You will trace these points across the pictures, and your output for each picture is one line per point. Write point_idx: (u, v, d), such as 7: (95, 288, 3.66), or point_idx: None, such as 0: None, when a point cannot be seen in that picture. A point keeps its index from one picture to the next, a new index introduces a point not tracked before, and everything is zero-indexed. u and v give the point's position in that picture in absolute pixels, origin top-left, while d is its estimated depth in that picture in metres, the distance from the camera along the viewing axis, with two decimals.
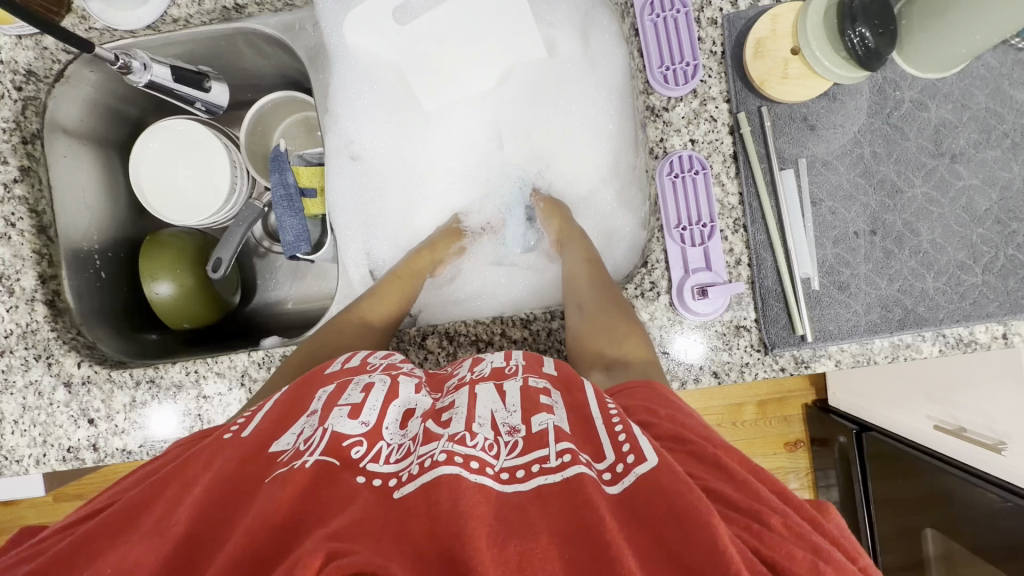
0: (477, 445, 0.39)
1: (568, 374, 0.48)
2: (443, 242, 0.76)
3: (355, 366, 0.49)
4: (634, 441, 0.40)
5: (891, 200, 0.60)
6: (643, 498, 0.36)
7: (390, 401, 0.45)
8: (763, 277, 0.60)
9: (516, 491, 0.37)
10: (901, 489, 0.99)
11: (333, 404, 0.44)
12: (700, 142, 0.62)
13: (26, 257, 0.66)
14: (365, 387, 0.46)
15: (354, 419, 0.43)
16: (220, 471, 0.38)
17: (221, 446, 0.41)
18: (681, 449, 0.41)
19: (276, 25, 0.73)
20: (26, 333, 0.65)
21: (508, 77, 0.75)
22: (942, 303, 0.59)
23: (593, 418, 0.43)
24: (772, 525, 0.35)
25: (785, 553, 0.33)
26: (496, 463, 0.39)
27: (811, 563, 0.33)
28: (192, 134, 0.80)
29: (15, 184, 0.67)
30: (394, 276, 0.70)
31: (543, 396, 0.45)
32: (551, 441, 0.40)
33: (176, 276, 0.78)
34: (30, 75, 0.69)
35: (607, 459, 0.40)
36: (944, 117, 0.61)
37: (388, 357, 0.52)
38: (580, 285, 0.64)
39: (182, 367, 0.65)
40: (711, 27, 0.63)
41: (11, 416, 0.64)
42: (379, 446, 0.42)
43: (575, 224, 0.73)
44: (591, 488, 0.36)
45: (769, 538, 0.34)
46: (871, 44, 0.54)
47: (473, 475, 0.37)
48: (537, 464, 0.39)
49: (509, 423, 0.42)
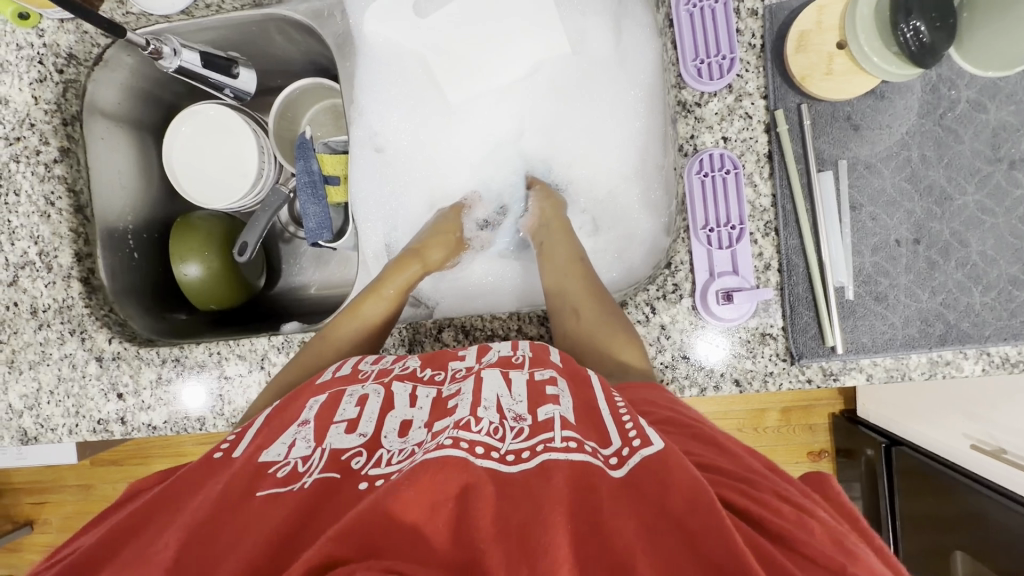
0: (482, 429, 0.40)
1: (575, 368, 0.48)
2: (436, 242, 0.72)
3: (346, 374, 0.51)
4: (641, 429, 0.40)
5: (939, 208, 0.57)
6: (642, 473, 0.37)
7: (387, 411, 0.46)
8: (793, 283, 0.57)
9: (520, 470, 0.38)
10: (931, 507, 0.94)
11: (327, 422, 0.45)
12: (732, 140, 0.59)
13: (63, 236, 0.69)
14: (360, 399, 0.47)
15: (352, 434, 0.44)
16: (207, 496, 0.39)
17: (216, 465, 0.42)
18: (686, 433, 0.43)
19: (304, 12, 0.73)
20: (62, 308, 0.68)
21: (537, 68, 0.73)
22: (989, 319, 0.55)
23: (600, 408, 0.43)
24: (762, 489, 0.37)
25: (772, 509, 0.35)
26: (502, 446, 0.39)
27: (798, 516, 0.35)
28: (223, 119, 0.81)
29: (55, 164, 0.69)
30: (380, 282, 0.66)
31: (549, 387, 0.45)
32: (557, 426, 0.41)
33: (204, 259, 0.80)
34: (71, 58, 0.70)
35: (612, 445, 0.40)
36: (1005, 120, 0.56)
37: (379, 362, 0.53)
38: (569, 284, 0.63)
39: (206, 348, 0.66)
40: (750, 18, 0.59)
41: (47, 387, 0.67)
42: (379, 454, 0.42)
43: (560, 213, 0.72)
44: (596, 474, 0.37)
45: (762, 497, 0.36)
46: (925, 38, 0.52)
47: (479, 460, 0.38)
48: (542, 444, 0.39)
49: (515, 410, 0.43)
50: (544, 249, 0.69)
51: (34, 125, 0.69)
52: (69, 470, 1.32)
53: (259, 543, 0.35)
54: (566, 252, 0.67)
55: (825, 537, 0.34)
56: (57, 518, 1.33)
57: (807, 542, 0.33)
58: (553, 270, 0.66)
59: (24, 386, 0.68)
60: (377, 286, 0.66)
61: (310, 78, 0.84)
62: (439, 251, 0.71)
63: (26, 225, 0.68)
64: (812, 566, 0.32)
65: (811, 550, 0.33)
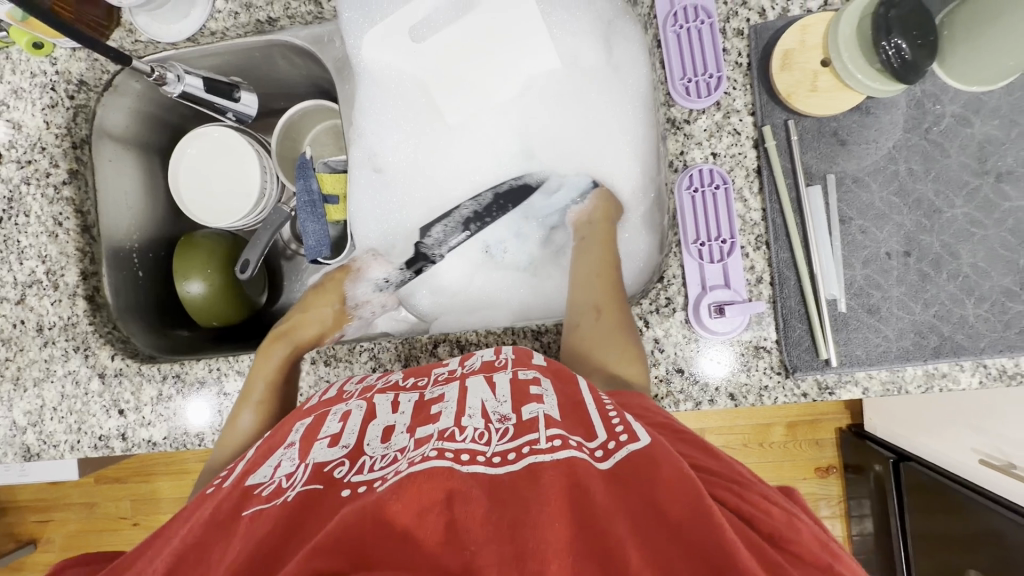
0: (467, 437, 0.41)
1: (557, 367, 0.49)
2: (308, 320, 0.73)
3: (332, 397, 0.52)
4: (628, 425, 0.41)
5: (929, 220, 0.57)
6: (633, 475, 0.37)
7: (368, 422, 0.47)
8: (785, 296, 0.58)
9: (507, 471, 0.38)
10: (942, 524, 0.93)
11: (313, 437, 0.46)
12: (721, 156, 0.60)
13: (70, 254, 0.70)
14: (343, 416, 0.48)
15: (334, 446, 0.44)
16: (196, 522, 0.40)
17: (205, 498, 0.43)
18: (675, 433, 0.44)
19: (306, 37, 0.76)
20: (67, 325, 0.69)
21: (531, 86, 0.75)
22: (984, 331, 0.55)
23: (586, 402, 0.44)
24: (751, 489, 0.38)
25: (763, 508, 0.36)
26: (487, 449, 0.40)
27: (786, 516, 0.36)
28: (227, 140, 0.84)
29: (64, 185, 0.71)
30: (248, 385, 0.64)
31: (533, 386, 0.46)
32: (541, 426, 0.41)
33: (207, 276, 0.81)
34: (82, 84, 0.73)
35: (599, 438, 0.40)
36: (991, 133, 0.57)
37: (363, 382, 0.54)
38: (593, 285, 0.64)
39: (207, 365, 0.68)
40: (736, 38, 0.61)
41: (51, 404, 0.68)
42: (361, 461, 0.42)
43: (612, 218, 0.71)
44: (581, 467, 0.38)
45: (749, 496, 0.37)
46: (908, 56, 0.52)
47: (464, 467, 0.38)
48: (527, 446, 0.40)
49: (500, 412, 0.44)
50: (579, 253, 0.70)
51: (45, 149, 0.72)
52: (74, 488, 1.33)
53: (251, 552, 0.35)
54: (602, 256, 0.67)
55: (811, 538, 0.35)
56: (61, 537, 1.33)
57: (790, 537, 0.35)
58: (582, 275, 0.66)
59: (28, 403, 0.69)
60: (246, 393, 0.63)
61: (312, 100, 0.86)
62: (313, 328, 0.72)
63: (34, 245, 0.70)
64: (800, 565, 0.34)
65: (800, 550, 0.34)
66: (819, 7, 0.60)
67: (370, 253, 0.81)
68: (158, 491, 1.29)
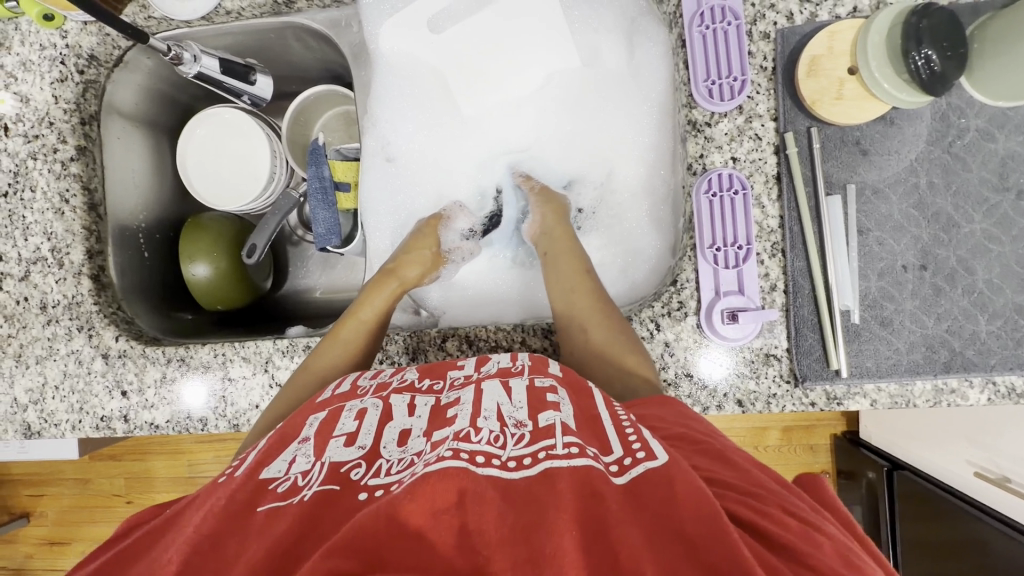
0: (482, 439, 0.41)
1: (573, 377, 0.50)
2: (411, 258, 0.72)
3: (346, 392, 0.51)
4: (646, 442, 0.41)
5: (946, 234, 0.57)
6: (648, 488, 0.37)
7: (385, 423, 0.47)
8: (799, 305, 0.58)
9: (523, 477, 0.38)
10: (934, 533, 0.94)
11: (326, 437, 0.45)
12: (741, 160, 0.60)
13: (76, 232, 0.69)
14: (358, 413, 0.47)
15: (350, 446, 0.44)
16: (210, 509, 0.40)
17: (218, 484, 0.43)
18: (694, 446, 0.44)
19: (323, 21, 0.74)
20: (71, 304, 0.68)
21: (551, 81, 0.74)
22: (995, 347, 0.55)
23: (601, 415, 0.45)
24: (769, 503, 0.38)
25: (779, 521, 0.36)
26: (503, 454, 0.40)
27: (805, 530, 0.35)
28: (238, 123, 0.82)
29: (72, 162, 0.70)
30: (357, 307, 0.65)
31: (550, 394, 0.46)
32: (557, 433, 0.41)
33: (212, 260, 0.81)
34: (92, 59, 0.72)
35: (615, 453, 0.41)
36: (1014, 149, 0.57)
37: (377, 377, 0.54)
38: (575, 301, 0.62)
39: (211, 349, 0.67)
40: (762, 41, 0.60)
41: (53, 382, 0.68)
42: (378, 463, 0.42)
43: (564, 218, 0.73)
44: (598, 479, 0.37)
45: (769, 514, 0.36)
46: (937, 67, 0.52)
47: (479, 468, 0.38)
48: (543, 452, 0.40)
49: (515, 417, 0.44)
50: (547, 267, 0.68)
51: (53, 124, 0.70)
52: (68, 464, 1.32)
53: (264, 555, 0.35)
54: (570, 266, 0.66)
55: (832, 553, 0.34)
56: (53, 512, 1.33)
57: (809, 552, 0.34)
58: (558, 283, 0.65)
59: (30, 380, 0.68)
60: (338, 328, 0.63)
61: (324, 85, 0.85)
62: (416, 267, 0.71)
63: (40, 222, 0.69)
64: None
65: (817, 563, 0.33)
66: (849, 14, 0.59)
67: (456, 205, 0.80)
68: (153, 470, 1.29)
